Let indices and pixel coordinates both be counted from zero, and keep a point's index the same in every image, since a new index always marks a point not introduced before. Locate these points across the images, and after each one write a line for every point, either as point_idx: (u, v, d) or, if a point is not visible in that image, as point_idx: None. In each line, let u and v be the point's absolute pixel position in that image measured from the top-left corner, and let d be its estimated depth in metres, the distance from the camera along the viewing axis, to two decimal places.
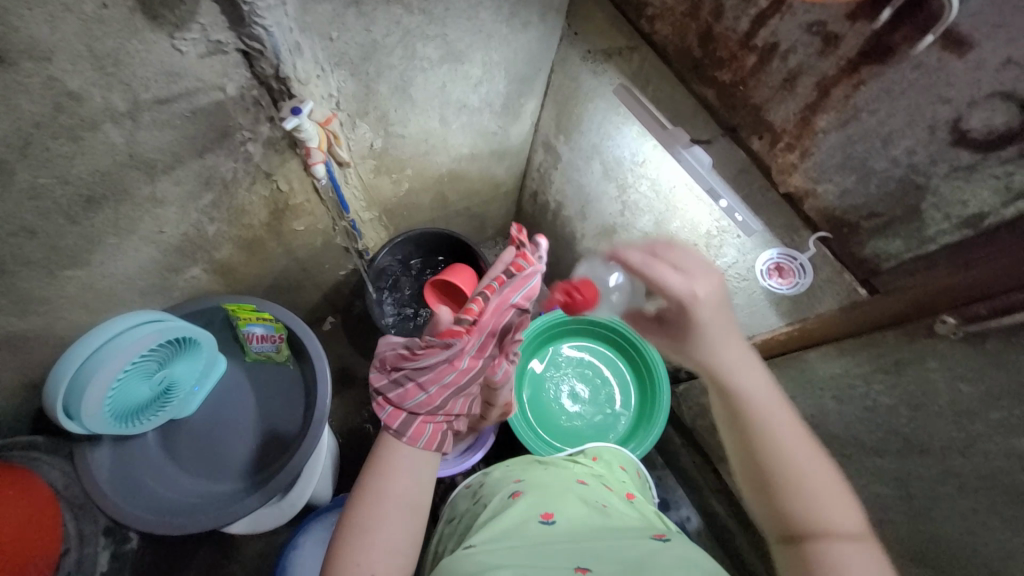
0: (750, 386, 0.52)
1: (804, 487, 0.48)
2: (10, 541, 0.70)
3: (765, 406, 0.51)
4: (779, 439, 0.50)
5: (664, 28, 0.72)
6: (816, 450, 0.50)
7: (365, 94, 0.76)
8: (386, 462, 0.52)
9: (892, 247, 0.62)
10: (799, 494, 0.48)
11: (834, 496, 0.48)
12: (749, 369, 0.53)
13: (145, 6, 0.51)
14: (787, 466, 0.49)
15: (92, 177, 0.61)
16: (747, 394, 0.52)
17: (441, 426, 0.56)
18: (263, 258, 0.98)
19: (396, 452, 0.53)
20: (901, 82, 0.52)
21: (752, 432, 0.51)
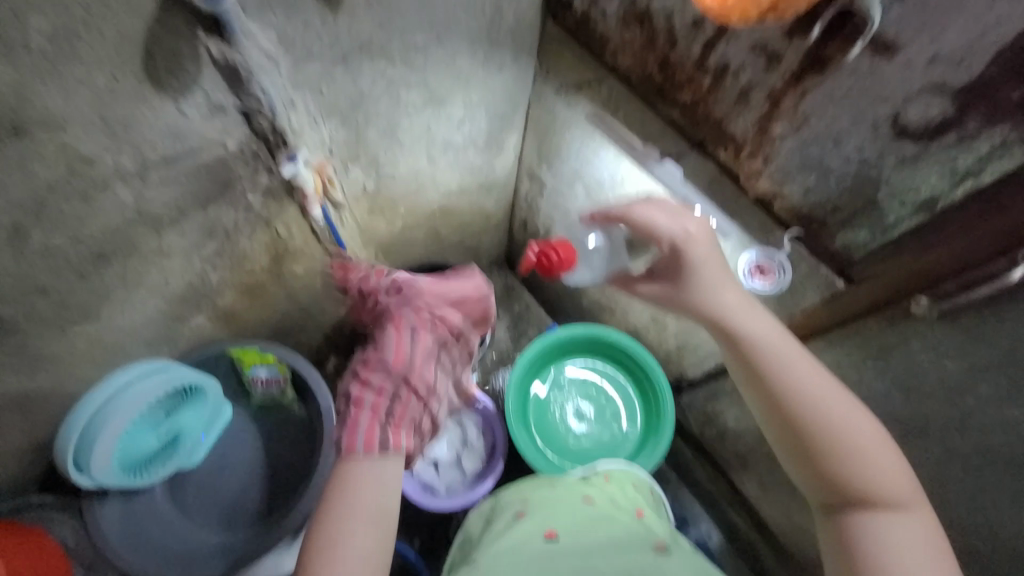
0: (775, 354, 0.60)
1: (850, 451, 0.56)
2: None
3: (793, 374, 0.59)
4: (819, 408, 0.58)
5: (626, 59, 0.78)
6: (856, 413, 0.57)
7: (356, 140, 0.82)
8: (352, 478, 0.59)
9: (859, 237, 0.66)
10: (846, 459, 0.56)
11: (882, 459, 0.56)
12: (773, 337, 0.61)
13: (151, 76, 0.56)
14: (827, 432, 0.57)
15: (103, 235, 0.65)
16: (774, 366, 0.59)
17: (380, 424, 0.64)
18: (265, 303, 1.01)
19: (360, 467, 0.60)
20: (842, 87, 0.57)
21: (789, 402, 0.58)
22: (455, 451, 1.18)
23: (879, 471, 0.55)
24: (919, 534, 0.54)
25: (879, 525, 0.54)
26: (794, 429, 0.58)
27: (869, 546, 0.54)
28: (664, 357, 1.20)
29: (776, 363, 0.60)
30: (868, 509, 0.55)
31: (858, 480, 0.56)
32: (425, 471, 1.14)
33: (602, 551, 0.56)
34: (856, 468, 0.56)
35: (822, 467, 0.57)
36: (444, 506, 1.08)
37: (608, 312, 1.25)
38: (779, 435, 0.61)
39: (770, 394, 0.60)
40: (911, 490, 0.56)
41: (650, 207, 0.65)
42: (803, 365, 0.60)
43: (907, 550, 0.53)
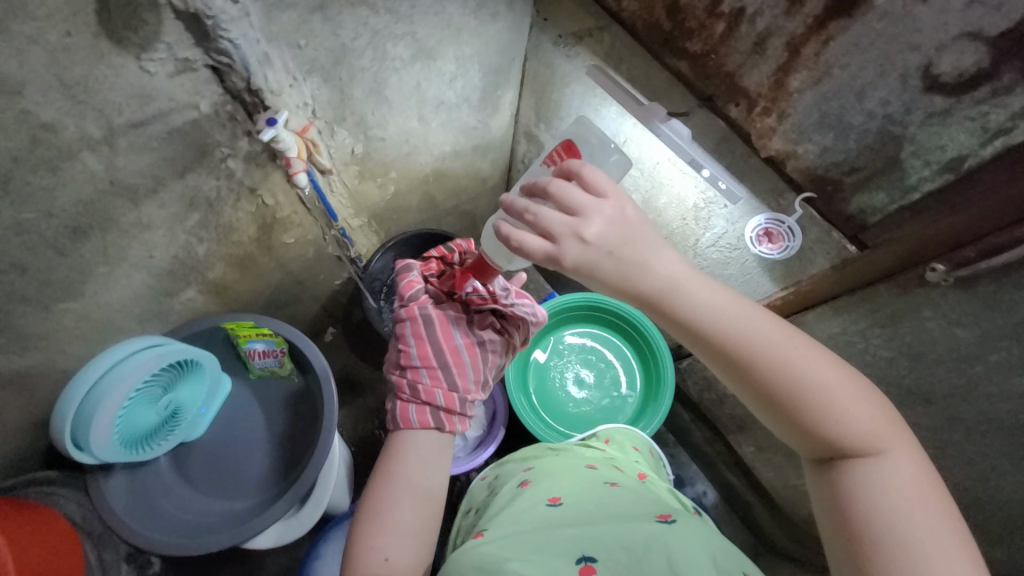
0: (719, 317, 0.49)
1: (819, 400, 0.48)
2: (51, 556, 0.73)
3: (749, 327, 0.49)
4: (783, 364, 0.49)
5: (631, 5, 0.72)
6: (815, 362, 0.49)
7: (341, 99, 0.76)
8: (400, 454, 0.61)
9: (876, 200, 0.63)
10: (816, 408, 0.48)
11: (850, 403, 0.48)
12: (718, 295, 0.50)
13: (109, 30, 0.51)
14: (790, 382, 0.48)
15: (76, 208, 0.61)
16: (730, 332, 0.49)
17: (412, 403, 0.64)
18: (257, 274, 0.98)
19: (410, 446, 0.62)
20: (869, 34, 0.52)
21: (749, 362, 0.49)
22: None
23: (856, 418, 0.48)
24: (910, 481, 0.47)
25: (871, 481, 0.47)
26: (758, 387, 0.50)
27: (864, 511, 0.47)
28: None
29: (731, 326, 0.49)
30: (854, 463, 0.48)
31: (829, 430, 0.48)
32: None
33: (605, 515, 0.57)
34: (826, 416, 0.48)
35: (792, 420, 0.50)
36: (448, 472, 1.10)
37: None
38: (746, 394, 0.52)
39: (725, 358, 0.50)
40: (880, 428, 0.49)
41: (568, 188, 0.50)
42: (749, 315, 0.50)
43: (901, 504, 0.45)
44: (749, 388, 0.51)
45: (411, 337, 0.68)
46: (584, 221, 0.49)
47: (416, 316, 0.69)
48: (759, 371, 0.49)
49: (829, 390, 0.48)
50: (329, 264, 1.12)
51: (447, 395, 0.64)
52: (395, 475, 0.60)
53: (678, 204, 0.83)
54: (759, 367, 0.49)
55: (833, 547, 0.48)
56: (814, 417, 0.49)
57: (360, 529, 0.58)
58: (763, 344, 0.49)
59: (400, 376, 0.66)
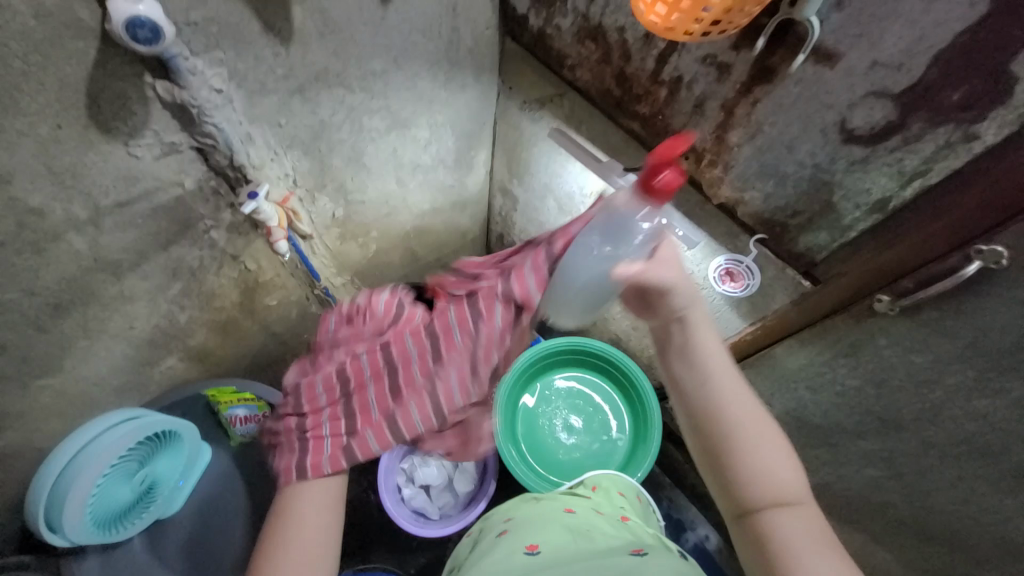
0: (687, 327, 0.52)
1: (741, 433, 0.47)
2: None
3: (714, 358, 0.51)
4: (736, 399, 0.49)
5: (585, 74, 0.80)
6: (763, 415, 0.49)
7: (321, 169, 0.81)
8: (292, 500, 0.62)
9: (820, 239, 0.70)
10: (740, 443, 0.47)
11: (777, 448, 0.47)
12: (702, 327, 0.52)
13: (100, 122, 0.54)
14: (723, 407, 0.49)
15: (58, 286, 0.63)
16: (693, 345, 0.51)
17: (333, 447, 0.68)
18: (239, 338, 0.98)
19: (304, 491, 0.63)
20: (789, 96, 0.58)
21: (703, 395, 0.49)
22: (445, 474, 1.14)
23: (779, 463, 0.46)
24: (822, 541, 0.43)
25: (786, 530, 0.44)
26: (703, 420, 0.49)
27: (782, 555, 0.43)
28: (648, 361, 1.19)
29: (701, 359, 0.51)
30: (772, 514, 0.45)
31: (759, 477, 0.46)
32: (415, 497, 1.12)
33: (582, 553, 0.56)
34: (757, 464, 0.46)
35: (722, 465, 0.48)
36: (438, 532, 1.06)
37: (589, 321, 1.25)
38: (689, 427, 0.51)
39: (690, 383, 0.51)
40: (806, 484, 0.47)
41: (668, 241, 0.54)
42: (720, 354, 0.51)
43: (812, 555, 0.42)
44: (697, 417, 0.50)
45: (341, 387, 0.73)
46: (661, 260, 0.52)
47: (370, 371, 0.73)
48: (707, 404, 0.49)
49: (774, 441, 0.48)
50: (312, 323, 1.13)
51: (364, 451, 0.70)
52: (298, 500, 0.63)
53: None
54: (711, 402, 0.49)
55: None
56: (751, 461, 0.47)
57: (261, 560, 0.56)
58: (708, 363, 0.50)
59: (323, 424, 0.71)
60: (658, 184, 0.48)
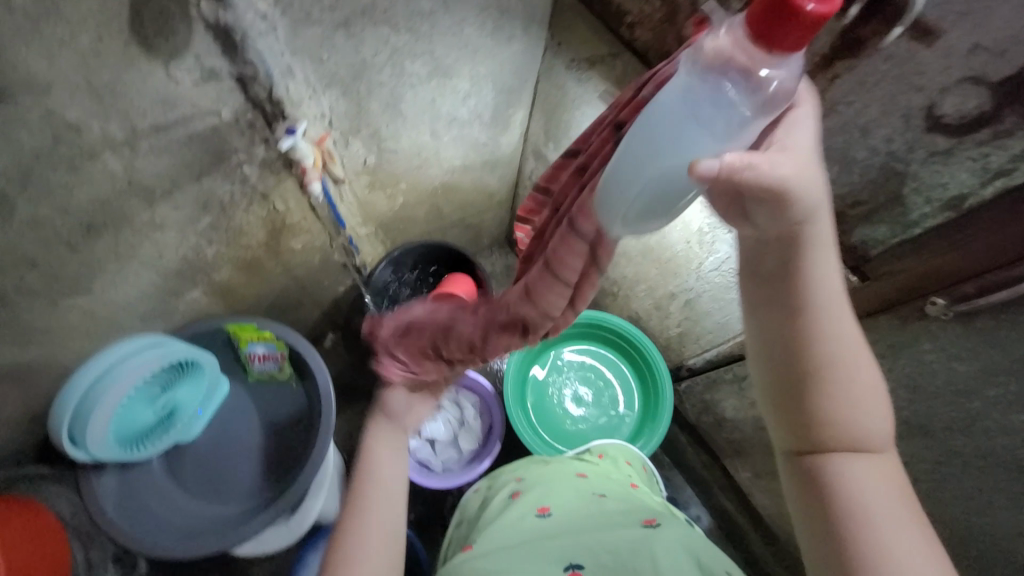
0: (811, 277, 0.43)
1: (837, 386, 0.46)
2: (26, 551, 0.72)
3: (830, 307, 0.44)
4: (837, 354, 0.46)
5: (644, 34, 0.74)
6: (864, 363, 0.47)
7: (358, 112, 0.78)
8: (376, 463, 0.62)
9: (878, 233, 0.64)
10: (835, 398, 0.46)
11: (869, 401, 0.47)
12: (828, 270, 0.43)
13: (140, 38, 0.52)
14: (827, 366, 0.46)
15: (92, 206, 0.62)
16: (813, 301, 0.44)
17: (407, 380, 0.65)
18: (262, 278, 0.99)
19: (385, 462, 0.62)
20: (874, 73, 0.54)
21: (802, 347, 0.46)
22: (452, 430, 1.18)
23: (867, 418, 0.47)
24: (891, 481, 0.47)
25: (854, 476, 0.47)
26: (793, 368, 0.47)
27: (845, 502, 0.46)
28: (665, 341, 1.17)
29: (814, 312, 0.44)
30: (845, 456, 0.47)
31: (842, 426, 0.47)
32: (421, 450, 1.15)
33: (593, 519, 0.57)
34: (842, 412, 0.47)
35: (804, 412, 0.48)
36: (444, 485, 1.09)
37: (610, 296, 1.23)
38: (767, 372, 0.49)
39: (788, 333, 0.46)
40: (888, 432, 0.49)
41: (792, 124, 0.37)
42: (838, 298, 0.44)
43: (883, 502, 0.46)
44: (785, 367, 0.47)
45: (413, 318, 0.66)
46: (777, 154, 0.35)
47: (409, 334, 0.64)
48: (814, 359, 0.46)
49: (864, 388, 0.47)
50: (334, 270, 1.12)
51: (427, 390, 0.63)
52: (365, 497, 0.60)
53: (682, 228, 0.86)
54: (819, 359, 0.46)
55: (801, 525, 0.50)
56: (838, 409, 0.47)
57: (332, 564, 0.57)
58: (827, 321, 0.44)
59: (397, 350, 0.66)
60: (798, 10, 0.28)
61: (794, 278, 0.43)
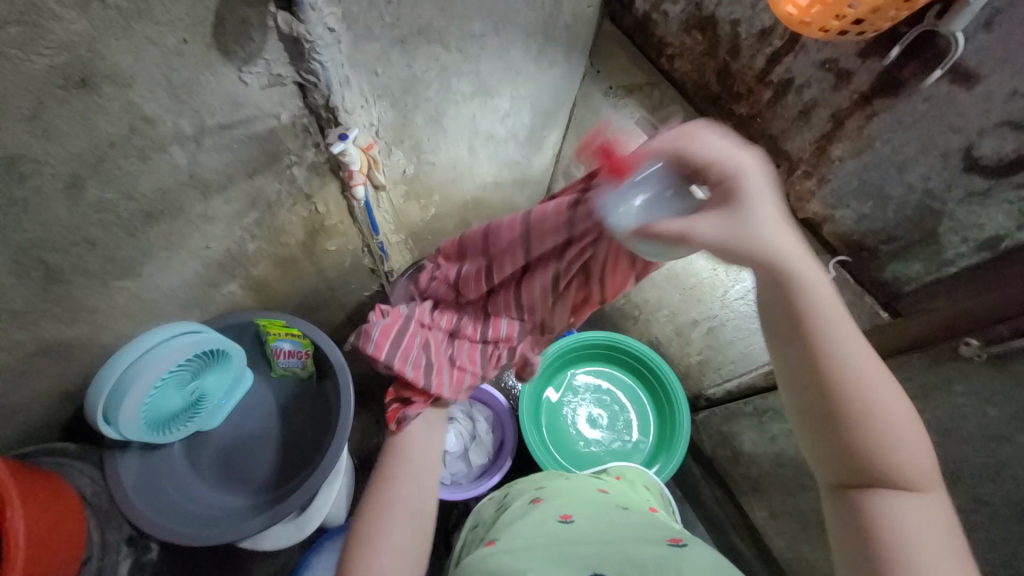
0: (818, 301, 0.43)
1: (868, 415, 0.43)
2: (50, 522, 0.73)
3: (841, 331, 0.43)
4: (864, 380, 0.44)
5: (683, 66, 0.77)
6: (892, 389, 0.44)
7: (403, 124, 0.82)
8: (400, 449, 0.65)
9: (912, 269, 0.65)
10: (869, 428, 0.44)
11: (907, 432, 0.44)
12: (826, 294, 0.43)
13: (220, 43, 0.57)
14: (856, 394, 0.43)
15: (153, 194, 0.67)
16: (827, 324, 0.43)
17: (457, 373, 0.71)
18: (295, 276, 1.02)
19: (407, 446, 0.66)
20: (912, 114, 0.55)
21: (828, 375, 0.43)
22: (463, 443, 1.16)
23: (907, 450, 0.43)
24: (942, 523, 0.43)
25: (902, 516, 0.43)
26: (822, 399, 0.44)
27: (894, 546, 0.42)
28: (685, 369, 1.16)
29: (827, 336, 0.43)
30: (888, 493, 0.44)
31: (882, 460, 0.43)
32: None
33: (622, 531, 0.57)
34: (882, 445, 0.43)
35: (839, 445, 0.45)
36: (453, 497, 1.08)
37: (630, 320, 1.23)
38: (796, 404, 0.47)
39: (805, 360, 0.44)
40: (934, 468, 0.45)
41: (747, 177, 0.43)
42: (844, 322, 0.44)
43: (935, 545, 0.42)
44: (811, 398, 0.45)
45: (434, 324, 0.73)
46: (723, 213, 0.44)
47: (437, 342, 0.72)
48: (837, 387, 0.44)
49: (899, 418, 0.44)
50: (362, 275, 1.16)
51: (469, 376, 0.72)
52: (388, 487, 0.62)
53: None
54: (843, 386, 0.43)
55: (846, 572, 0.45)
56: (876, 442, 0.44)
57: (353, 559, 0.57)
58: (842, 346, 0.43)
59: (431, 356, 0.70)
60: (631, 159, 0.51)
61: (797, 301, 0.44)
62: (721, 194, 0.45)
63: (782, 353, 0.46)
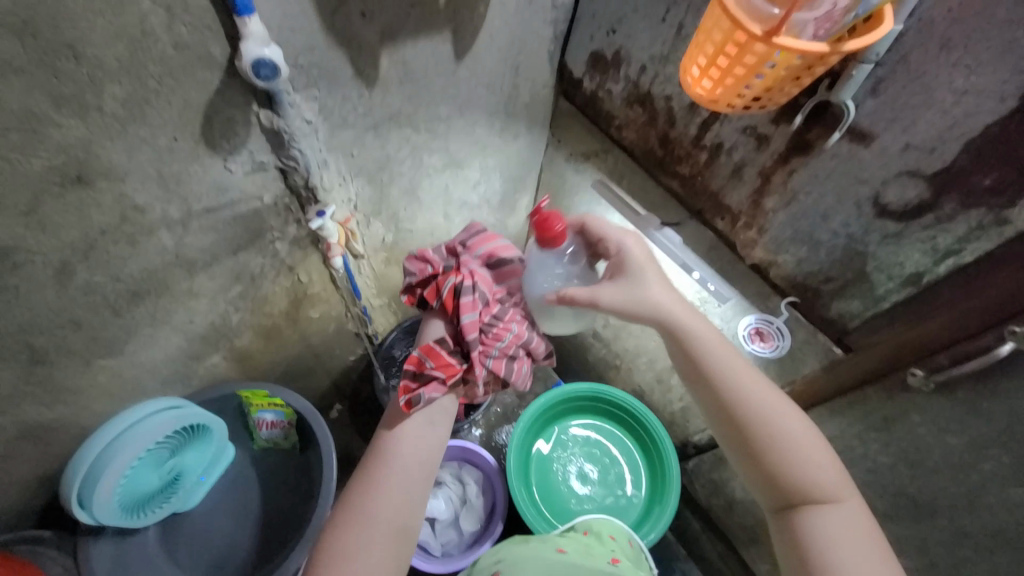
0: (704, 344, 0.61)
1: (767, 437, 0.56)
2: None
3: (723, 370, 0.59)
4: (765, 411, 0.57)
5: (629, 134, 0.86)
6: (784, 407, 0.58)
7: (380, 197, 0.89)
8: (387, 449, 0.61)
9: (853, 307, 0.69)
10: (773, 446, 0.56)
11: (804, 450, 0.56)
12: (720, 347, 0.60)
13: (208, 139, 0.63)
14: (755, 418, 0.57)
15: (140, 275, 0.71)
16: (711, 362, 0.60)
17: (480, 360, 0.68)
18: (279, 344, 1.04)
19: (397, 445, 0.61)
20: (825, 169, 0.62)
21: (738, 410, 0.58)
22: (453, 510, 1.13)
23: (809, 462, 0.55)
24: (856, 530, 0.53)
25: (823, 524, 0.53)
26: (739, 428, 0.58)
27: (822, 554, 0.52)
28: (670, 417, 1.15)
29: (719, 377, 0.59)
30: (812, 507, 0.55)
31: (797, 478, 0.55)
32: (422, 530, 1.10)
33: None
34: (794, 464, 0.55)
35: (764, 470, 0.57)
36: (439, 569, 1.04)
37: (613, 368, 1.24)
38: (728, 439, 0.60)
39: (718, 397, 0.59)
40: (844, 484, 0.56)
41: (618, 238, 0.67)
42: (739, 362, 0.60)
43: (854, 548, 0.52)
44: (727, 428, 0.59)
45: (469, 297, 0.70)
46: (621, 245, 0.67)
47: (470, 321, 0.69)
48: (738, 410, 0.58)
49: (801, 438, 0.57)
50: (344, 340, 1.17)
51: (492, 367, 0.69)
52: (364, 506, 0.57)
53: None
54: (742, 408, 0.58)
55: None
56: (787, 461, 0.56)
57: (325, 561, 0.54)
58: (731, 379, 0.59)
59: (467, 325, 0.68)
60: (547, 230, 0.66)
61: (699, 356, 0.60)
62: (619, 264, 0.66)
63: (694, 387, 0.62)
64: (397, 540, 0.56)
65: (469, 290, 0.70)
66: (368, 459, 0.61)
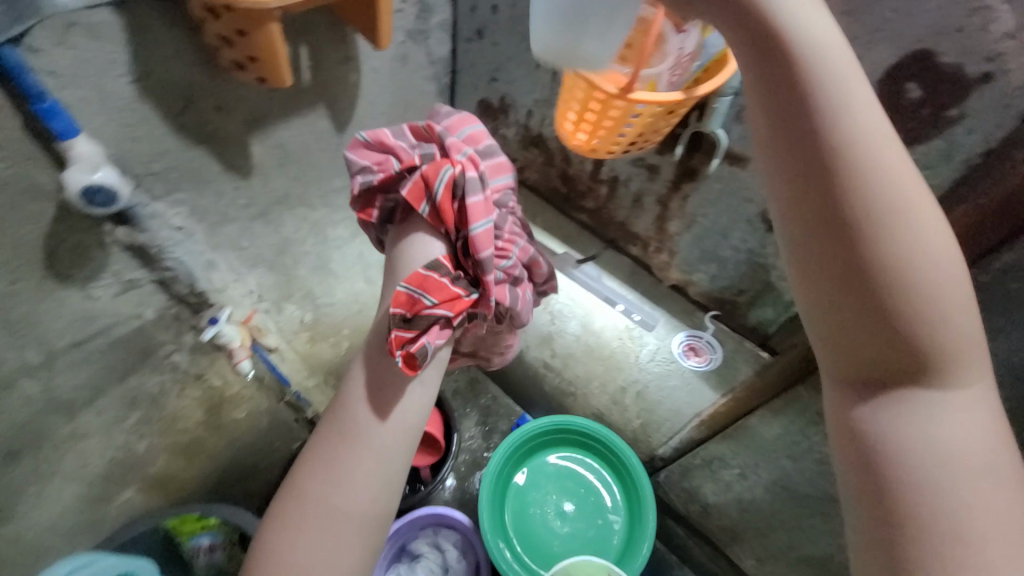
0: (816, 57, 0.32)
1: (886, 243, 0.32)
2: None
3: (841, 116, 0.32)
4: (903, 212, 0.32)
5: (533, 175, 0.89)
6: (924, 211, 0.32)
7: (286, 279, 0.82)
8: (351, 424, 0.45)
9: (768, 313, 0.73)
10: (891, 263, 0.32)
11: (938, 288, 0.33)
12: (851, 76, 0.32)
13: (55, 271, 0.58)
14: (868, 211, 0.32)
15: (11, 430, 0.66)
16: (824, 89, 0.32)
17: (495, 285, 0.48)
18: (202, 454, 0.77)
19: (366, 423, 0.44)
20: (713, 193, 0.66)
21: (843, 194, 0.32)
22: None
23: (936, 312, 0.33)
24: (978, 428, 0.33)
25: (926, 414, 0.33)
26: (830, 231, 0.33)
27: (914, 453, 0.33)
28: (633, 436, 0.98)
29: (830, 124, 0.32)
30: (915, 386, 0.34)
31: (913, 331, 0.33)
32: None
33: None
34: (912, 310, 0.32)
35: (863, 317, 0.33)
36: None
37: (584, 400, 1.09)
38: (811, 254, 0.34)
39: (817, 161, 0.32)
40: (979, 361, 0.34)
41: None
42: (870, 112, 0.33)
43: (970, 454, 0.32)
44: (813, 229, 0.33)
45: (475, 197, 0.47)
46: None
47: (478, 229, 0.46)
48: (844, 191, 0.32)
49: (938, 268, 0.33)
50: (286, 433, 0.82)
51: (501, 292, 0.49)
52: (320, 493, 0.43)
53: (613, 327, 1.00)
54: (850, 187, 0.32)
55: (847, 475, 0.36)
56: (903, 299, 0.32)
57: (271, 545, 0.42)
58: (855, 132, 0.32)
59: (479, 239, 0.46)
60: None
61: (809, 104, 0.32)
62: None
63: (778, 139, 0.34)
64: (378, 534, 0.43)
65: (475, 185, 0.47)
66: (330, 428, 0.45)
